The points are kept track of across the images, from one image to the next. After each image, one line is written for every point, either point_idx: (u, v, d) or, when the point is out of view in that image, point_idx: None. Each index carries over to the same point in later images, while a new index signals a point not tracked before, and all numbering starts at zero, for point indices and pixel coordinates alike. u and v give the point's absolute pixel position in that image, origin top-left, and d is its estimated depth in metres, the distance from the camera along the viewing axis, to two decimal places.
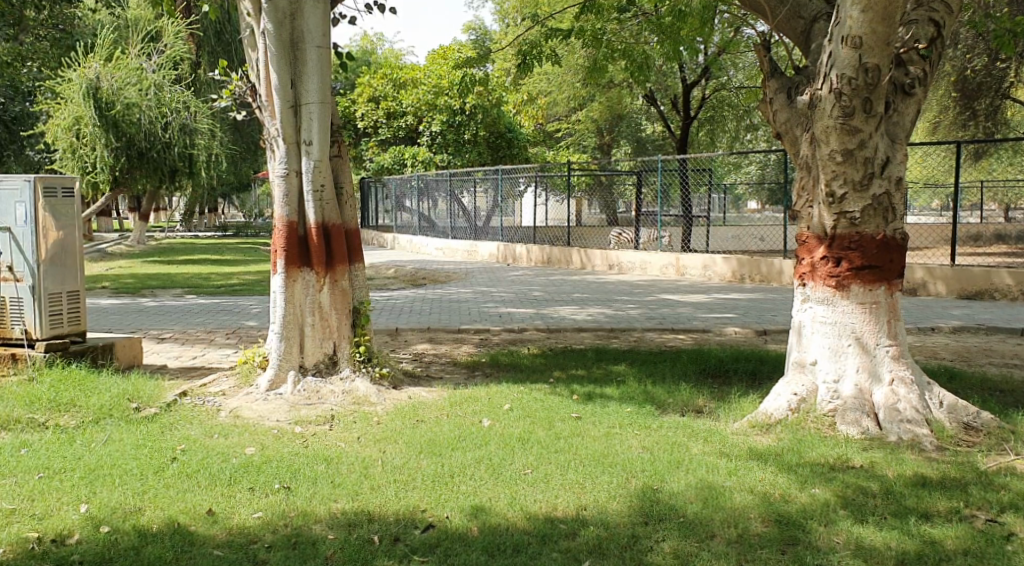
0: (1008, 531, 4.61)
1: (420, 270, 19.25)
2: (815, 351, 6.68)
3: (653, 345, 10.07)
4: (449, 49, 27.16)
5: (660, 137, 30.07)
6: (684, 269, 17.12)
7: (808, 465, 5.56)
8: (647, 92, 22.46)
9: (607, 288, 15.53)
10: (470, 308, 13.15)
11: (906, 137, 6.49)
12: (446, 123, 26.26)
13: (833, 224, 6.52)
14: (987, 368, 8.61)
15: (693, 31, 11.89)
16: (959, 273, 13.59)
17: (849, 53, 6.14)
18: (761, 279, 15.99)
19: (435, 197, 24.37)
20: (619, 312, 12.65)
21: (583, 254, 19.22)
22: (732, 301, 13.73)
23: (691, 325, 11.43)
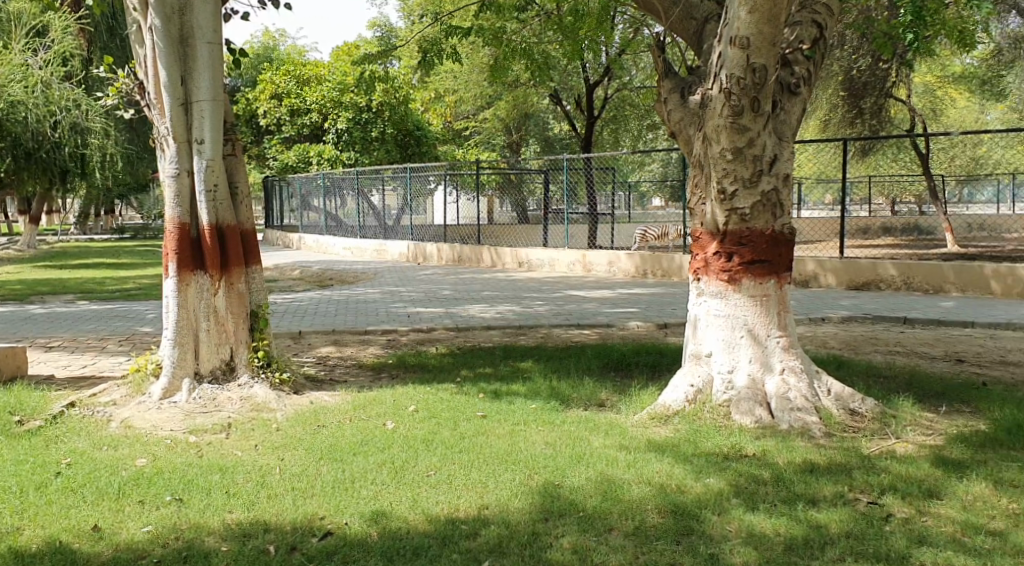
0: (886, 513, 4.81)
1: (326, 270, 19.00)
2: (710, 344, 6.86)
3: (559, 342, 10.18)
4: (354, 46, 26.88)
5: (567, 136, 30.67)
6: (591, 266, 17.33)
7: (704, 456, 5.71)
8: (552, 91, 22.70)
9: (514, 286, 15.62)
10: (377, 308, 13.09)
11: (792, 135, 6.72)
12: (351, 120, 25.85)
13: (725, 219, 6.70)
14: (873, 356, 8.99)
15: (592, 31, 12.00)
16: (847, 265, 14.11)
17: (737, 53, 6.33)
18: (663, 274, 16.35)
19: (343, 196, 24.01)
20: (527, 309, 12.72)
21: (493, 253, 19.21)
22: (635, 296, 13.97)
23: (596, 320, 11.58)
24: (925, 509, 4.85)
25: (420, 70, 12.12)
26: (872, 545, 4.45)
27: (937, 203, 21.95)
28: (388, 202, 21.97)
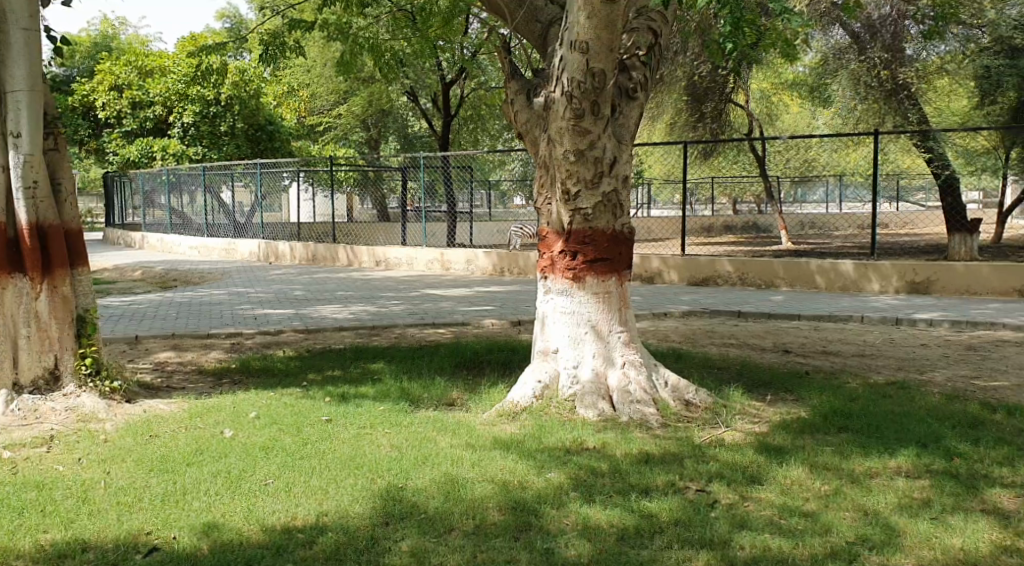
0: (713, 500, 5.03)
1: (171, 271, 18.23)
2: (557, 340, 6.99)
3: (411, 341, 10.13)
4: (201, 36, 25.87)
5: (423, 133, 30.56)
6: (449, 264, 17.34)
7: (546, 451, 5.81)
8: (407, 88, 22.57)
9: (367, 285, 15.44)
10: (224, 310, 12.66)
11: (630, 138, 6.91)
12: (199, 114, 24.95)
13: (569, 219, 6.85)
14: (712, 348, 9.38)
15: (441, 29, 11.95)
16: (688, 262, 14.60)
17: (578, 57, 6.43)
18: (520, 272, 16.53)
19: (188, 193, 23.00)
20: (380, 309, 12.60)
21: (350, 252, 18.95)
22: (491, 294, 14.07)
23: (450, 319, 11.59)
24: (748, 494, 5.10)
25: (262, 63, 11.77)
26: (698, 531, 4.64)
27: (772, 203, 23.13)
28: (237, 199, 21.30)
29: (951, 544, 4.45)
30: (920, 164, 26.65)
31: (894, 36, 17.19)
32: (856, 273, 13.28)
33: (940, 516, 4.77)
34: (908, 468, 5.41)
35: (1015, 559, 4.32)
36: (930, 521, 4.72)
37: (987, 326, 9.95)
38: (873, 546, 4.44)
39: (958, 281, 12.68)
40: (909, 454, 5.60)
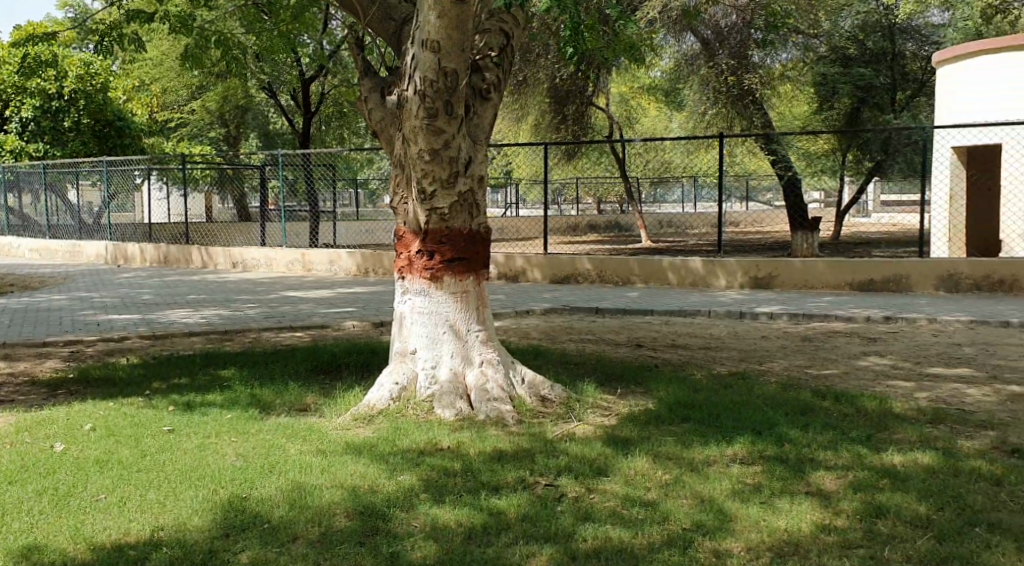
0: (561, 494, 5.09)
1: (9, 275, 17.10)
2: (414, 341, 6.93)
3: (268, 346, 9.84)
4: (40, 26, 24.31)
5: (285, 131, 29.82)
6: (311, 265, 16.93)
7: (398, 453, 5.75)
8: (265, 83, 21.90)
9: (224, 288, 14.93)
10: (65, 316, 11.98)
11: (484, 139, 6.91)
12: (39, 109, 23.17)
13: (426, 219, 6.80)
14: (570, 345, 9.52)
15: (293, 24, 11.63)
16: (551, 260, 14.67)
17: (429, 56, 6.36)
18: (385, 273, 16.27)
19: (28, 192, 21.68)
20: (236, 312, 12.20)
21: (204, 253, 18.25)
22: (353, 295, 13.83)
23: (308, 322, 11.32)
24: (593, 487, 5.20)
25: (98, 54, 11.16)
26: (545, 526, 4.69)
27: (632, 203, 23.80)
28: (84, 199, 20.21)
29: (778, 525, 4.66)
30: (766, 166, 27.83)
31: (740, 43, 17.75)
32: (705, 269, 13.73)
33: (769, 499, 4.99)
34: (743, 455, 5.64)
35: (835, 536, 4.57)
36: (760, 504, 4.93)
37: (822, 318, 10.50)
38: (706, 532, 4.61)
39: (796, 276, 13.27)
40: (746, 442, 5.83)
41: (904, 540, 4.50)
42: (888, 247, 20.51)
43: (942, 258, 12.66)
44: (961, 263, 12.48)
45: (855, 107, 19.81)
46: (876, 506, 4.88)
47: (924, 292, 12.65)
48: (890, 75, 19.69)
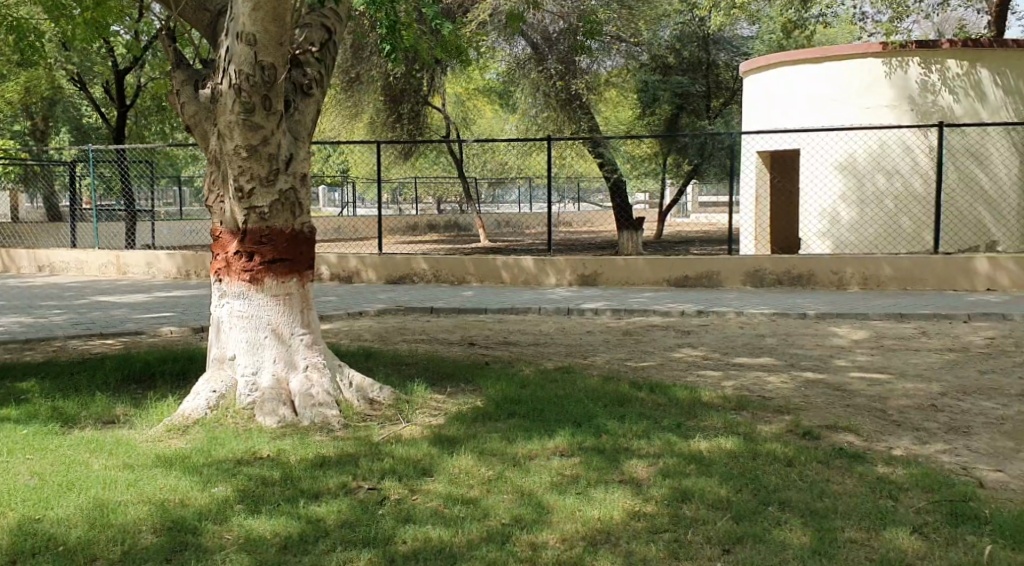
0: (382, 497, 5.05)
1: None
2: (233, 347, 6.70)
3: (76, 354, 9.25)
4: None
5: (98, 125, 28.12)
6: (126, 267, 16.05)
7: (214, 464, 5.53)
8: (75, 73, 20.57)
9: (28, 293, 13.92)
10: None
11: (307, 136, 6.74)
12: None
13: (244, 218, 6.57)
14: (400, 345, 9.46)
15: (102, 12, 10.95)
16: (386, 260, 14.52)
17: (244, 49, 6.16)
18: (208, 274, 15.62)
19: None
20: (41, 319, 11.40)
21: (7, 255, 16.97)
22: (172, 299, 13.22)
23: (121, 328, 10.73)
24: (416, 488, 5.18)
25: None
26: (364, 531, 4.63)
27: (470, 204, 23.97)
28: None
29: (591, 515, 4.80)
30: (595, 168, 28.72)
31: (566, 49, 18.11)
32: (537, 268, 13.97)
33: (584, 490, 5.14)
34: (563, 447, 5.78)
35: (643, 522, 4.76)
36: (576, 495, 5.07)
37: (641, 313, 10.90)
38: (524, 525, 4.69)
39: (620, 273, 13.68)
40: (567, 435, 5.97)
41: (705, 522, 4.75)
42: (707, 245, 21.55)
43: (748, 255, 13.34)
44: (764, 261, 13.18)
45: (673, 113, 20.94)
46: (681, 491, 5.12)
47: (733, 288, 13.30)
48: (706, 84, 20.88)
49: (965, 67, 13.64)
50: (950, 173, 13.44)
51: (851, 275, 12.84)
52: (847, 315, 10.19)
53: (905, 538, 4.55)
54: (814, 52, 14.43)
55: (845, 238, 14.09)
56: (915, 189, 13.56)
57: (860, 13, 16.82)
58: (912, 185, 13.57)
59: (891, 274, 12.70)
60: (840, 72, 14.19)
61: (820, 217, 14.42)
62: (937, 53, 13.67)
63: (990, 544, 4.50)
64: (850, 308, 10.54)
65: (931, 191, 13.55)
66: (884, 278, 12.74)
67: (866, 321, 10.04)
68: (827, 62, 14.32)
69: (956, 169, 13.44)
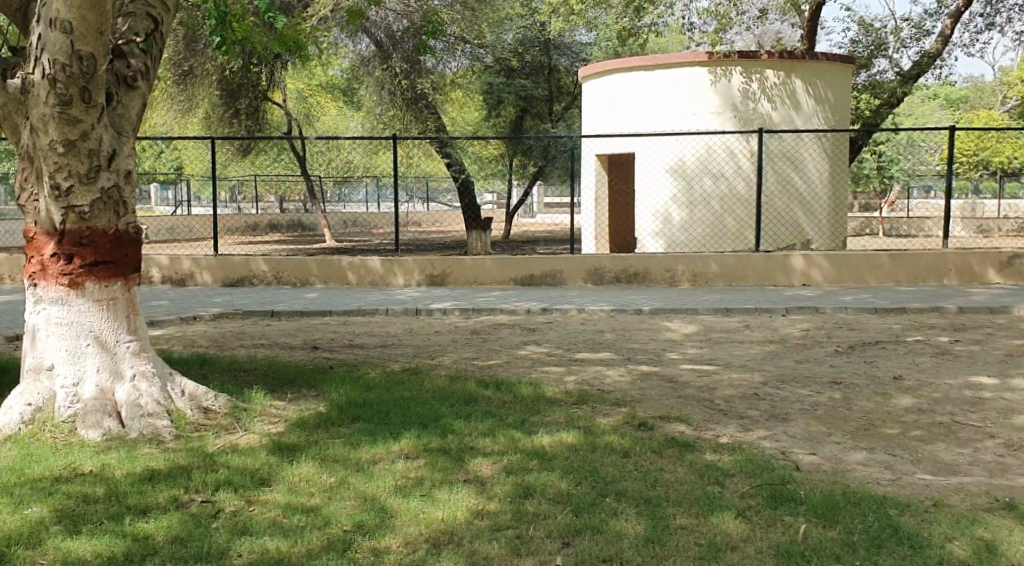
0: (216, 509, 4.91)
1: None
2: (51, 355, 6.31)
3: None
4: None
5: None
6: None
7: (29, 483, 5.21)
8: None
9: None
10: None
11: (131, 131, 6.48)
12: None
13: (61, 218, 6.21)
14: (238, 351, 9.17)
15: None
16: (222, 262, 14.02)
17: (59, 37, 5.81)
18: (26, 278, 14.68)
19: None
20: None
21: None
22: None
23: None
24: (253, 499, 5.07)
25: None
26: (195, 546, 4.50)
27: (314, 203, 23.55)
28: None
29: (436, 516, 4.86)
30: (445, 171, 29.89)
31: (411, 48, 17.83)
32: (383, 268, 13.84)
33: (429, 492, 5.19)
34: (408, 450, 5.78)
35: (487, 520, 4.87)
36: (420, 497, 5.11)
37: (488, 312, 10.98)
38: (366, 531, 4.68)
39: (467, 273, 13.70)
40: (410, 437, 5.96)
41: (547, 517, 4.92)
42: (552, 244, 21.97)
43: (589, 255, 13.61)
44: (603, 260, 13.46)
45: (518, 116, 21.45)
46: (524, 487, 5.27)
47: (575, 286, 13.54)
48: (548, 87, 21.34)
49: (781, 77, 14.46)
50: (769, 176, 14.17)
51: (681, 274, 13.36)
52: (679, 310, 10.61)
53: (731, 522, 4.88)
54: (646, 60, 14.95)
55: (676, 238, 14.66)
56: (738, 191, 14.24)
57: (688, 24, 17.53)
58: (735, 188, 14.24)
59: (717, 271, 13.26)
60: (667, 80, 14.79)
61: (654, 219, 14.86)
62: (756, 64, 14.41)
63: (806, 524, 4.87)
64: (681, 304, 10.96)
65: (752, 193, 14.26)
66: (711, 275, 13.29)
67: (697, 316, 10.48)
68: (656, 70, 14.88)
69: (774, 171, 14.19)
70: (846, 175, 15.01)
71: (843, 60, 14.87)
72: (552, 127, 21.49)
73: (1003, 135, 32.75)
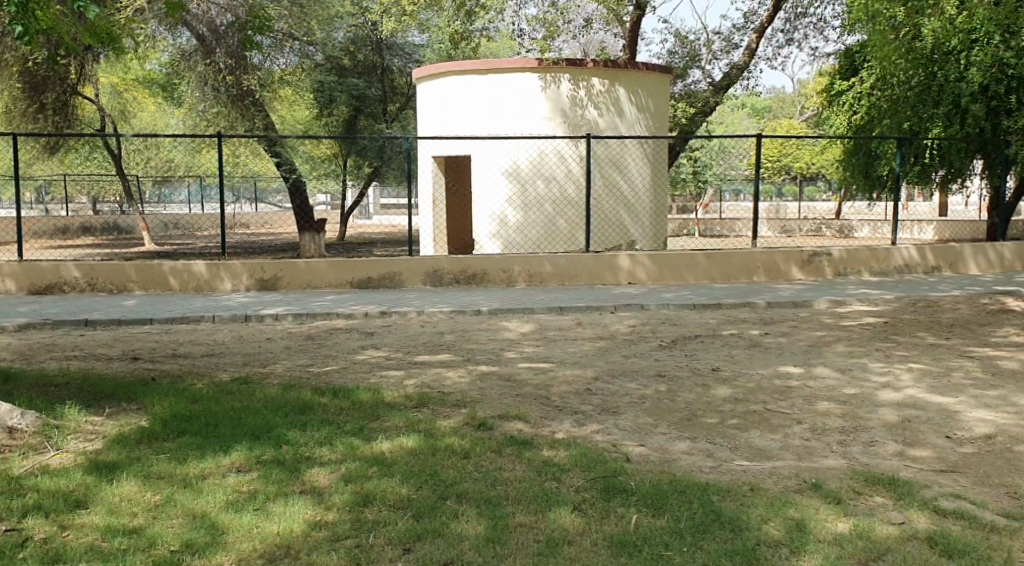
0: (24, 539, 4.63)
1: None
2: None
3: None
4: None
5: None
6: None
7: None
8: None
9: None
10: None
11: None
12: None
13: None
14: (50, 364, 8.57)
15: None
16: (28, 267, 13.02)
17: None
18: None
19: None
20: None
21: None
22: None
23: None
24: (67, 523, 4.81)
25: None
26: None
27: (131, 203, 22.28)
28: None
29: (270, 530, 4.80)
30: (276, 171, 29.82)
31: (236, 42, 17.18)
32: (208, 272, 13.21)
33: (263, 505, 5.07)
34: (240, 463, 5.59)
35: (326, 531, 4.83)
36: (254, 511, 4.99)
37: (324, 317, 10.74)
38: (196, 550, 4.59)
39: (299, 276, 13.28)
40: (242, 449, 5.75)
41: (387, 524, 4.91)
42: (387, 246, 21.73)
43: (427, 256, 13.47)
44: (442, 261, 13.35)
45: (351, 115, 21.02)
46: (364, 494, 5.21)
47: (414, 287, 13.36)
48: (381, 88, 21.30)
49: (606, 85, 14.94)
50: (597, 180, 14.56)
51: (517, 274, 13.43)
52: (515, 310, 10.73)
53: (566, 517, 4.99)
54: (479, 64, 15.02)
55: (512, 240, 14.82)
56: (569, 194, 14.60)
57: (518, 31, 17.89)
58: (567, 191, 14.59)
59: (551, 271, 13.44)
60: (499, 83, 14.87)
61: (492, 220, 14.93)
62: (582, 71, 14.82)
63: (637, 514, 5.05)
64: (519, 303, 11.09)
65: (582, 196, 14.66)
66: (546, 275, 13.46)
67: (532, 315, 10.63)
68: (488, 73, 14.96)
69: (601, 175, 14.57)
70: (666, 179, 15.66)
71: (662, 71, 15.50)
72: (386, 126, 21.12)
73: (803, 141, 35.06)
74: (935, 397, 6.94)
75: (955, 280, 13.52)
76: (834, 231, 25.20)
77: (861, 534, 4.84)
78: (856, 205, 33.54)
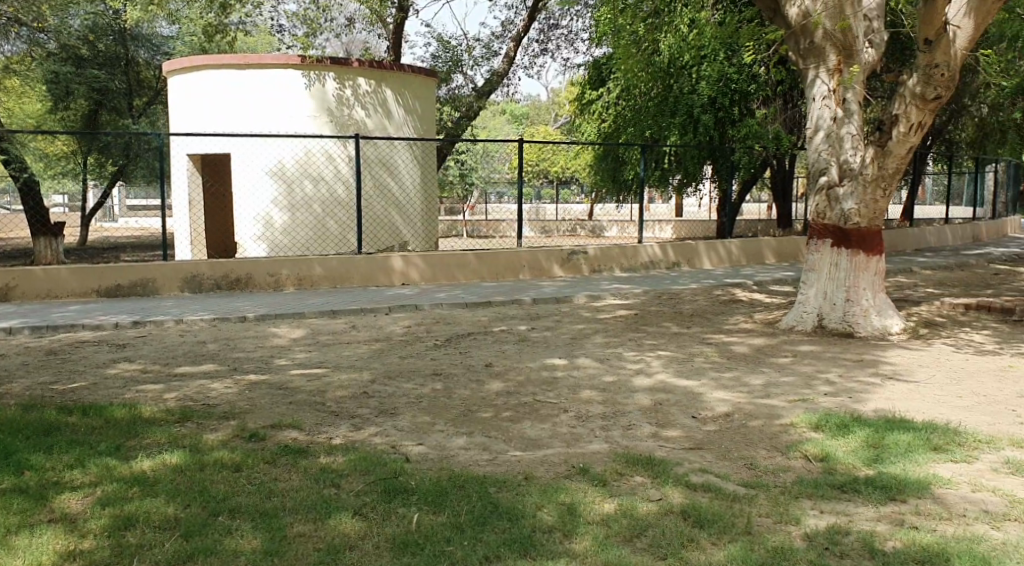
0: None
1: None
2: None
3: None
4: None
5: None
6: None
7: None
8: None
9: None
10: None
11: None
12: None
13: None
14: None
15: None
16: None
17: None
18: None
19: None
20: None
21: None
22: None
23: None
24: None
25: None
26: None
27: None
28: None
29: None
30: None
31: None
32: None
33: (4, 539, 4.59)
34: None
35: (81, 562, 4.46)
36: None
37: (67, 329, 9.80)
38: None
39: (37, 286, 11.86)
40: None
41: (152, 546, 4.61)
42: (134, 251, 20.19)
43: (184, 260, 12.51)
44: (201, 264, 12.47)
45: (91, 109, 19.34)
46: (124, 517, 4.86)
47: (171, 295, 12.35)
48: (126, 80, 19.70)
49: (372, 86, 14.80)
50: (366, 181, 14.37)
51: (286, 277, 12.88)
52: (284, 315, 10.38)
53: (347, 522, 4.94)
54: (239, 59, 14.32)
55: (279, 241, 14.26)
56: (338, 194, 14.31)
57: (277, 26, 17.35)
58: (335, 192, 14.29)
59: (322, 274, 13.03)
60: (259, 80, 14.28)
61: (256, 222, 14.27)
62: (348, 71, 14.60)
63: (417, 513, 5.08)
64: (288, 308, 10.73)
65: (352, 196, 14.41)
66: (316, 278, 13.02)
67: (302, 320, 10.34)
68: (248, 69, 14.33)
69: (372, 177, 14.41)
70: (434, 183, 15.79)
71: (426, 74, 15.62)
72: (131, 122, 19.41)
73: (559, 148, 37.18)
74: (682, 380, 7.58)
75: (696, 275, 14.72)
76: (587, 232, 26.73)
77: (625, 512, 5.18)
78: (603, 204, 35.65)
